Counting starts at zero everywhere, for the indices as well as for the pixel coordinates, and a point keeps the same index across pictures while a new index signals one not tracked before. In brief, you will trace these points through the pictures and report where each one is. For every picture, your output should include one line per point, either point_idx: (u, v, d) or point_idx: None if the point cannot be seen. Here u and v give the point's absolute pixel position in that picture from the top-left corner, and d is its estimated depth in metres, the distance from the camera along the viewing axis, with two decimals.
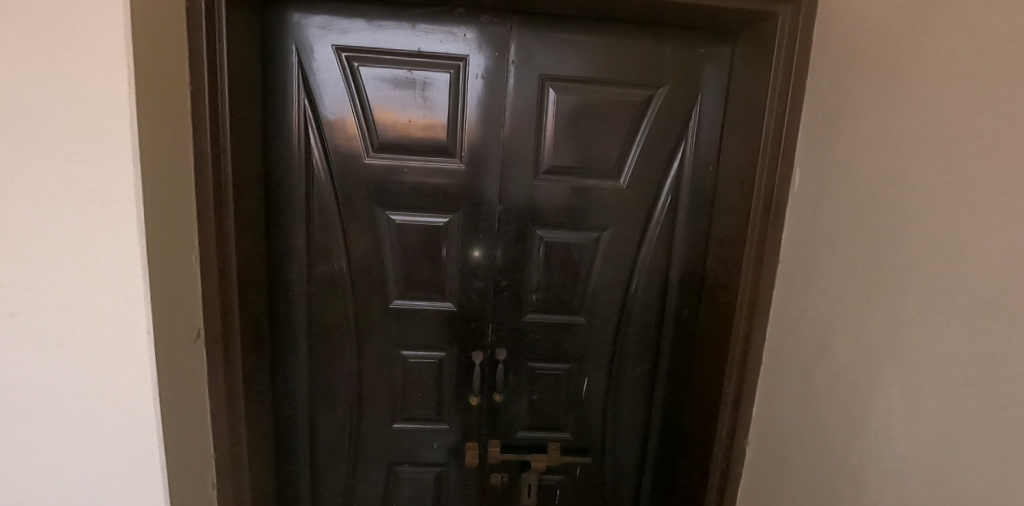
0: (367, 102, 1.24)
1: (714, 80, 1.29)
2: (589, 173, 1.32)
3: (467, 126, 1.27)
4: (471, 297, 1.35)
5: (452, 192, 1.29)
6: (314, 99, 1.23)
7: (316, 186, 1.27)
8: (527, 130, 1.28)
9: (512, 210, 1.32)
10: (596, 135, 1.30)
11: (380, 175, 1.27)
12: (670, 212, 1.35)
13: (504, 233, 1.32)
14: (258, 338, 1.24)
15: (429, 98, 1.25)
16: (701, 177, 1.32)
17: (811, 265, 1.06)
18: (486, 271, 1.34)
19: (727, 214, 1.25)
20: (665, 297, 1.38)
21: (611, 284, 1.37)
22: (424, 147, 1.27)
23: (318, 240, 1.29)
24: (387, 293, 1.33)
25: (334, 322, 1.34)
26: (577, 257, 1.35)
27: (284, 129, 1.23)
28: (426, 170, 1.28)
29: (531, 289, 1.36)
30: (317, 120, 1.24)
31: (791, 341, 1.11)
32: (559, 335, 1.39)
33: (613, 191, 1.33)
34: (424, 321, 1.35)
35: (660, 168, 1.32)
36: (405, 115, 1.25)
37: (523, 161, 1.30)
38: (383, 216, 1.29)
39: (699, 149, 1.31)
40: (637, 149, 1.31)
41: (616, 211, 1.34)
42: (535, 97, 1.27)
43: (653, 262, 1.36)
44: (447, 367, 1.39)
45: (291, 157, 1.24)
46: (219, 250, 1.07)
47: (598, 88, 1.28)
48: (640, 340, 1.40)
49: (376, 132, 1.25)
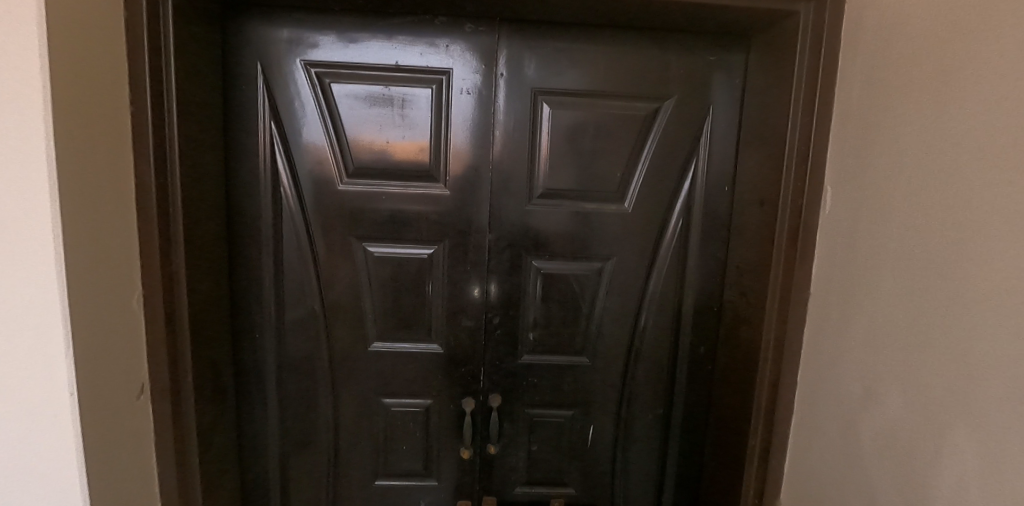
0: (340, 122, 1.12)
1: (726, 91, 1.16)
2: (590, 196, 1.18)
3: (452, 147, 1.14)
4: (460, 337, 1.20)
5: (436, 220, 1.16)
6: (282, 121, 1.11)
7: (285, 216, 1.14)
8: (518, 150, 1.15)
9: (504, 238, 1.18)
10: (597, 153, 1.17)
11: (355, 204, 1.14)
12: (681, 237, 1.20)
13: (495, 264, 1.18)
14: (219, 388, 1.10)
15: (409, 116, 1.12)
16: (716, 199, 1.18)
17: (849, 300, 0.91)
18: (476, 308, 1.19)
19: (746, 240, 1.11)
20: (677, 334, 1.23)
21: (617, 320, 1.22)
22: (404, 171, 1.14)
23: (288, 276, 1.16)
24: (366, 334, 1.19)
25: (307, 367, 1.19)
26: (578, 290, 1.21)
27: (248, 153, 1.10)
28: (407, 197, 1.14)
29: (528, 327, 1.21)
30: (286, 142, 1.12)
31: (828, 388, 0.95)
32: (560, 378, 1.24)
33: (617, 215, 1.19)
34: (407, 365, 1.20)
35: (669, 189, 1.19)
36: (382, 137, 1.12)
37: (514, 185, 1.16)
38: (360, 248, 1.16)
39: (712, 167, 1.17)
40: (643, 169, 1.18)
41: (621, 238, 1.20)
42: (528, 113, 1.14)
43: (663, 294, 1.22)
44: (435, 415, 1.23)
45: (257, 185, 1.12)
46: (166, 292, 0.94)
47: (597, 102, 1.15)
48: (652, 382, 1.25)
49: (350, 155, 1.13)
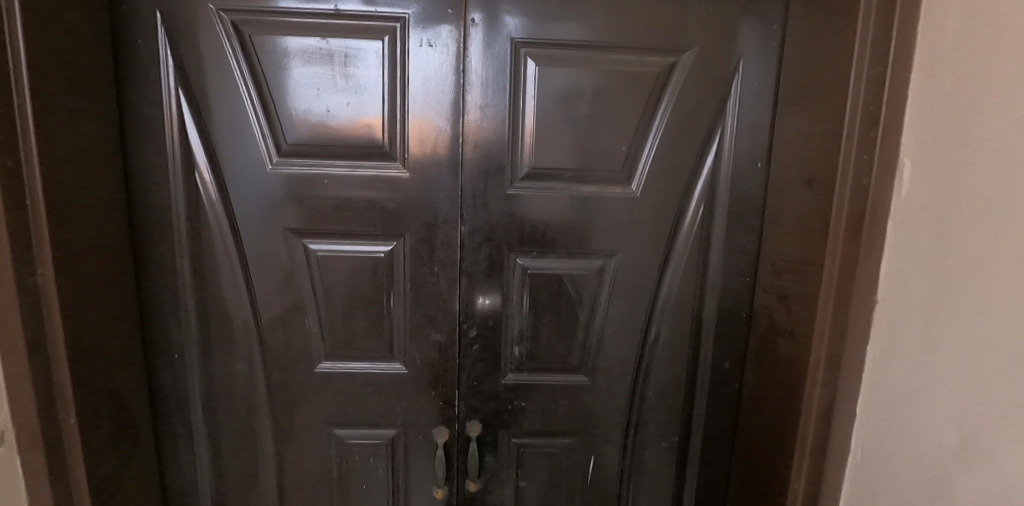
0: (268, 87, 0.88)
1: (761, 40, 0.90)
2: (588, 177, 0.93)
3: (412, 116, 0.90)
4: (428, 355, 0.96)
5: (393, 209, 0.91)
6: (193, 86, 0.87)
7: (202, 207, 0.90)
8: (497, 119, 0.91)
9: (481, 232, 0.93)
10: (596, 122, 0.92)
11: (290, 192, 0.90)
12: (703, 226, 0.96)
13: (470, 264, 0.94)
14: (125, 424, 0.88)
15: (354, 77, 0.88)
16: (746, 179, 0.94)
17: (936, 314, 0.67)
18: (448, 320, 0.95)
19: (789, 230, 0.87)
20: (696, 345, 1.00)
21: (623, 330, 0.98)
22: (350, 148, 0.90)
23: (210, 283, 0.92)
24: (310, 352, 0.95)
25: (241, 394, 0.96)
26: (575, 295, 0.97)
27: (152, 129, 0.87)
28: (354, 181, 0.90)
29: (512, 341, 0.97)
30: (200, 113, 0.88)
31: (904, 427, 0.72)
32: (553, 402, 1.00)
33: (622, 199, 0.94)
34: (363, 389, 0.97)
35: (688, 166, 0.94)
36: (321, 104, 0.88)
37: (492, 164, 0.92)
38: (298, 245, 0.92)
39: (742, 138, 0.93)
40: (655, 141, 0.93)
41: (628, 229, 0.95)
42: (507, 70, 0.89)
43: (680, 298, 0.98)
44: (400, 449, 1.00)
45: (165, 168, 0.88)
46: (28, 311, 0.71)
47: (595, 56, 0.90)
48: (666, 403, 1.02)
49: (281, 129, 0.89)
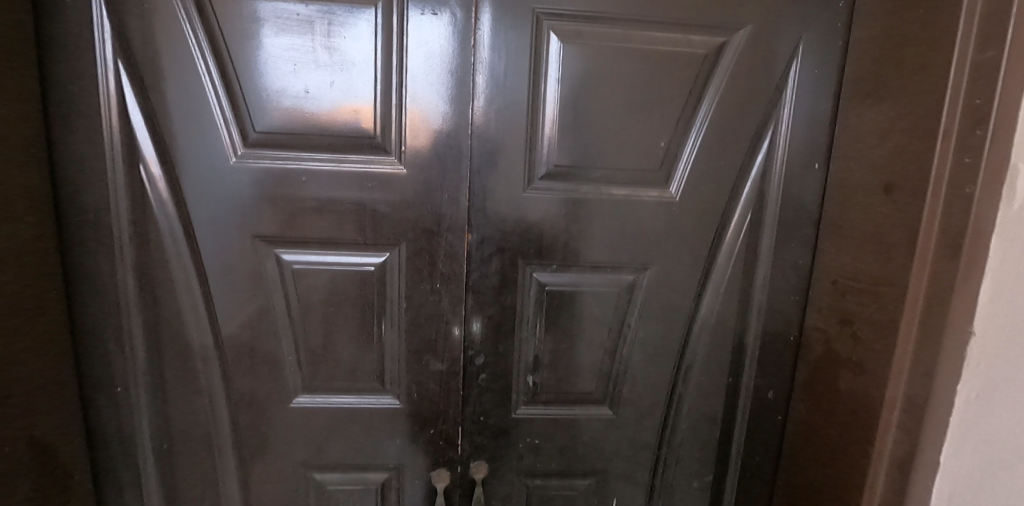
0: (233, 61, 0.71)
1: (825, 19, 0.77)
2: (619, 177, 0.79)
3: (411, 101, 0.74)
4: (427, 386, 0.81)
5: (386, 214, 0.76)
6: (139, 59, 0.70)
7: (151, 208, 0.73)
8: (513, 106, 0.75)
9: (491, 241, 0.78)
10: (631, 112, 0.77)
11: (259, 191, 0.74)
12: (749, 236, 0.83)
13: (478, 280, 0.79)
14: (53, 475, 0.71)
15: (341, 52, 0.72)
16: (802, 182, 0.80)
17: None
18: (451, 345, 0.80)
19: (857, 245, 0.74)
20: (736, 373, 0.87)
21: (654, 356, 0.84)
22: (335, 138, 0.74)
23: (161, 301, 0.76)
24: (285, 384, 0.80)
25: (201, 434, 0.80)
26: (600, 315, 0.82)
27: (87, 112, 0.70)
28: (339, 179, 0.74)
29: (525, 369, 0.83)
30: (147, 92, 0.71)
31: None
32: (571, 438, 0.86)
33: (658, 205, 0.80)
34: (348, 427, 0.82)
35: (736, 166, 0.80)
36: (299, 84, 0.72)
37: (506, 160, 0.77)
38: (270, 256, 0.76)
39: (799, 134, 0.79)
40: (698, 136, 0.79)
41: (664, 239, 0.81)
42: (527, 47, 0.74)
43: (721, 320, 0.85)
44: (392, 495, 0.85)
45: (103, 160, 0.71)
46: None
47: (631, 32, 0.75)
48: (699, 438, 0.89)
49: (249, 113, 0.72)
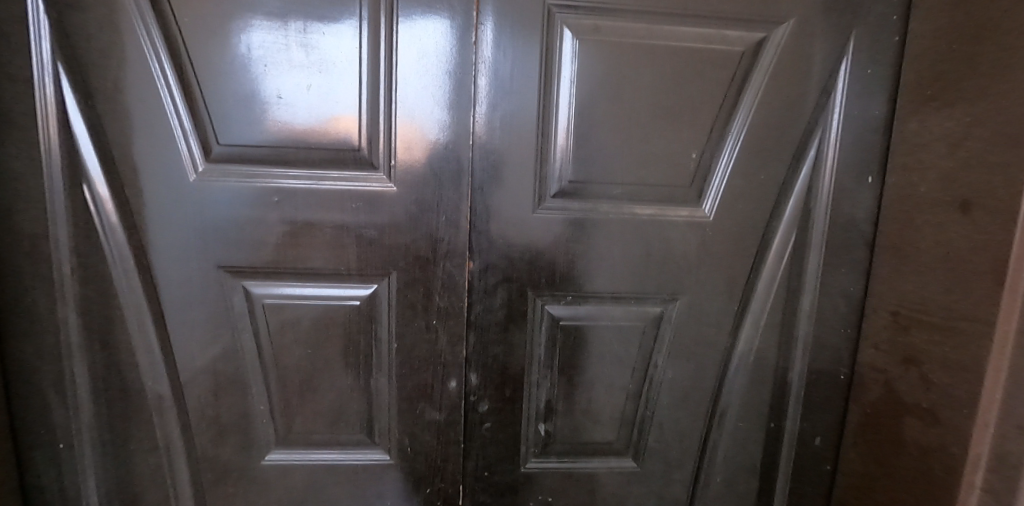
0: (193, 63, 0.61)
1: (877, 13, 0.67)
2: (642, 195, 0.69)
3: (402, 108, 0.63)
4: (422, 438, 0.70)
5: (373, 239, 0.65)
6: (83, 60, 0.60)
7: (96, 235, 0.62)
8: (521, 112, 0.65)
9: (496, 270, 0.67)
10: (656, 119, 0.67)
11: (224, 214, 0.63)
12: (792, 261, 0.72)
13: (481, 315, 0.68)
14: None
15: (320, 51, 0.62)
16: (852, 199, 0.70)
17: None
18: (449, 390, 0.69)
19: (923, 272, 0.63)
20: (778, 418, 0.75)
21: (684, 399, 0.73)
22: (313, 152, 0.63)
23: (110, 344, 0.64)
24: (256, 438, 0.68)
25: (159, 498, 0.68)
26: (621, 353, 0.71)
27: (21, 122, 0.59)
28: (318, 199, 0.64)
29: (536, 416, 0.72)
30: (92, 99, 0.60)
31: None
32: (589, 495, 0.74)
33: (689, 226, 0.69)
34: (331, 486, 0.70)
35: (776, 182, 0.70)
36: (271, 88, 0.62)
37: (513, 175, 0.66)
38: (237, 290, 0.65)
39: (848, 144, 0.69)
40: (732, 147, 0.68)
41: (696, 265, 0.70)
42: (537, 44, 0.64)
43: (760, 357, 0.73)
44: None
45: (39, 179, 0.60)
46: None
47: (657, 27, 0.65)
48: (735, 493, 0.77)
49: (211, 123, 0.62)
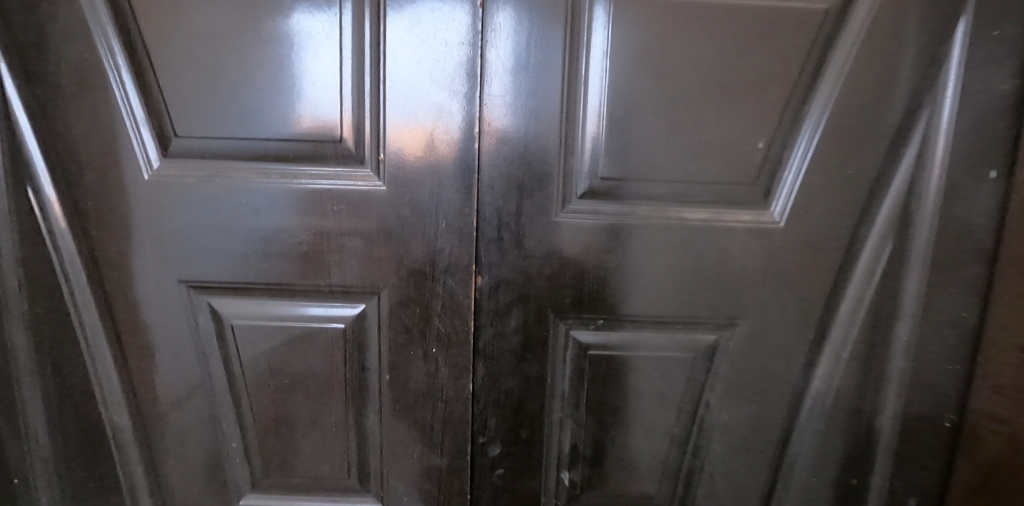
0: (147, 41, 0.51)
1: None
2: (692, 196, 0.55)
3: (393, 91, 0.52)
4: (421, 486, 0.59)
5: (360, 251, 0.54)
6: (23, 41, 0.51)
7: (43, 245, 0.53)
8: (539, 94, 0.53)
9: (510, 288, 0.55)
10: (710, 101, 0.53)
11: (187, 220, 0.53)
12: (884, 279, 0.57)
13: (490, 341, 0.56)
14: None
15: (294, 22, 0.51)
16: (967, 200, 0.54)
17: None
18: (453, 430, 0.58)
19: None
20: (862, 474, 0.60)
21: (741, 447, 0.59)
22: (290, 145, 0.53)
23: (63, 369, 0.56)
24: (231, 479, 0.59)
25: None
26: (663, 390, 0.58)
27: None
28: (295, 202, 0.53)
29: (558, 463, 0.59)
30: (34, 86, 0.51)
31: None
32: None
33: (750, 235, 0.55)
34: None
35: (865, 179, 0.55)
36: (237, 69, 0.51)
37: (529, 171, 0.54)
38: (204, 309, 0.55)
39: (963, 129, 0.54)
40: (807, 135, 0.54)
41: (759, 284, 0.56)
42: (559, 8, 0.51)
43: (839, 398, 0.59)
44: None
45: None
46: None
47: None
48: None
49: (170, 112, 0.52)
